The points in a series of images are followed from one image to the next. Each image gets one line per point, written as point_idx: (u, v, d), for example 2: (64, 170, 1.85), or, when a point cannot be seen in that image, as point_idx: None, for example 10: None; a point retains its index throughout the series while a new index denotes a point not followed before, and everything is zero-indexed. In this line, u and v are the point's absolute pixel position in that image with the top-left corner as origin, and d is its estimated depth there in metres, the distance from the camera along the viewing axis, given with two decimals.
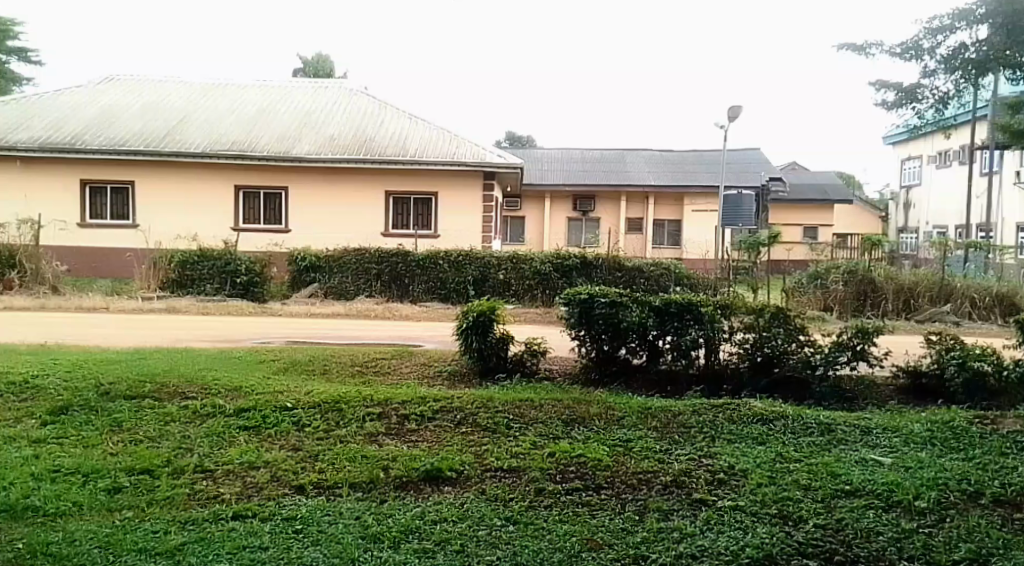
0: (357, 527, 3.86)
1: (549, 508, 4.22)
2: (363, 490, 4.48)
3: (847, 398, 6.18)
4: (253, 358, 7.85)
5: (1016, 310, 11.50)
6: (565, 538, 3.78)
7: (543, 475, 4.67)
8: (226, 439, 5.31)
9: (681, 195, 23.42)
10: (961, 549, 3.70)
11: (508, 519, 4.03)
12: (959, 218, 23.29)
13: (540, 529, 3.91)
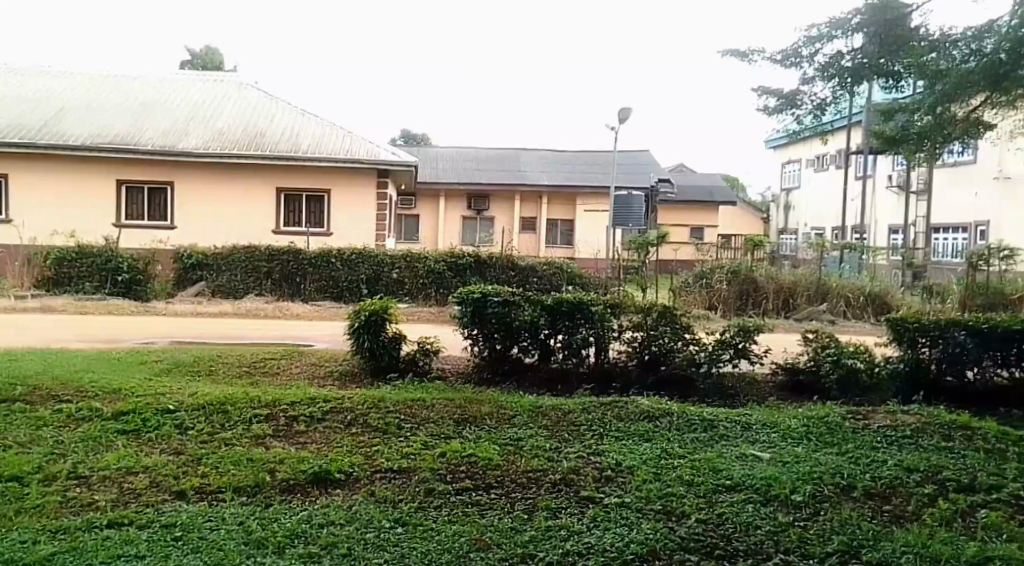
0: (240, 532, 3.48)
1: (438, 509, 3.97)
2: (247, 495, 4.07)
3: (728, 395, 6.26)
4: (133, 359, 7.20)
5: (887, 310, 12.15)
6: (453, 539, 3.55)
7: (433, 475, 4.41)
8: (102, 443, 4.77)
9: (575, 195, 23.67)
10: (834, 541, 3.74)
11: (396, 521, 3.76)
12: (836, 221, 24.66)
13: (429, 530, 3.66)
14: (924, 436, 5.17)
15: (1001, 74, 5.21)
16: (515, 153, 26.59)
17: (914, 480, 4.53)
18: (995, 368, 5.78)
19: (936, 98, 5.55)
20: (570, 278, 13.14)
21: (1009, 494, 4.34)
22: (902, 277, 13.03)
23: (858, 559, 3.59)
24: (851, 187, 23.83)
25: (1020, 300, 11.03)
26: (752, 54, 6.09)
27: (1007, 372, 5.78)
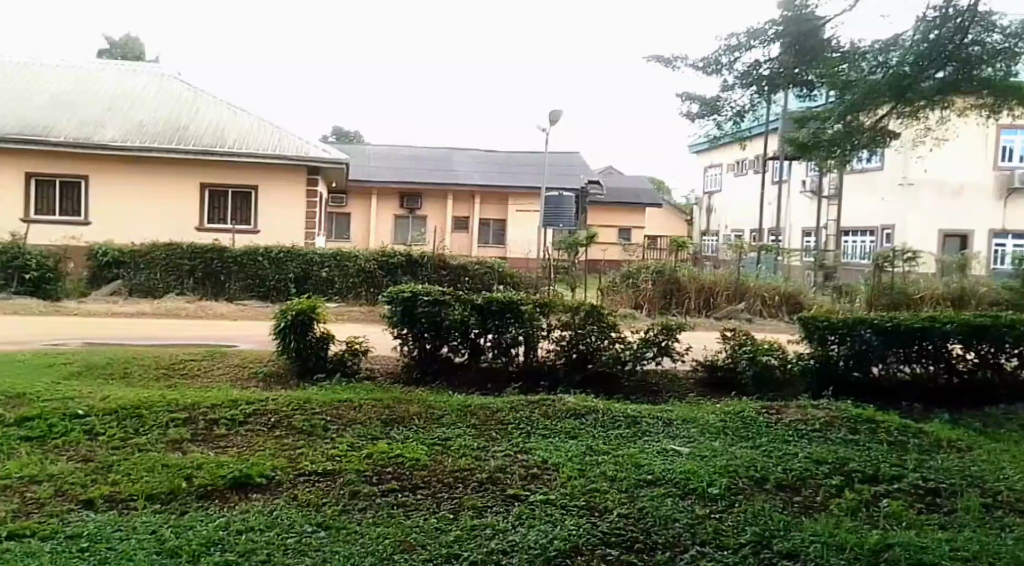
0: (152, 542, 3.36)
1: (363, 511, 3.93)
2: (160, 502, 3.93)
3: (651, 392, 6.39)
4: (41, 361, 6.85)
5: (800, 308, 12.66)
6: (377, 541, 3.52)
7: (358, 477, 4.36)
8: (4, 451, 4.51)
9: (506, 195, 23.75)
10: (747, 532, 3.88)
11: (318, 525, 3.70)
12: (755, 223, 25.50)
13: (352, 533, 3.61)
14: (833, 429, 5.40)
15: (907, 85, 5.49)
16: (447, 152, 26.49)
17: (823, 471, 4.73)
18: (898, 365, 6.07)
19: (846, 107, 5.78)
20: (502, 278, 13.07)
21: (910, 483, 4.59)
22: (815, 277, 13.59)
23: (770, 548, 3.73)
24: (767, 191, 24.72)
25: (922, 299, 11.67)
26: (676, 60, 6.22)
27: (909, 368, 6.08)
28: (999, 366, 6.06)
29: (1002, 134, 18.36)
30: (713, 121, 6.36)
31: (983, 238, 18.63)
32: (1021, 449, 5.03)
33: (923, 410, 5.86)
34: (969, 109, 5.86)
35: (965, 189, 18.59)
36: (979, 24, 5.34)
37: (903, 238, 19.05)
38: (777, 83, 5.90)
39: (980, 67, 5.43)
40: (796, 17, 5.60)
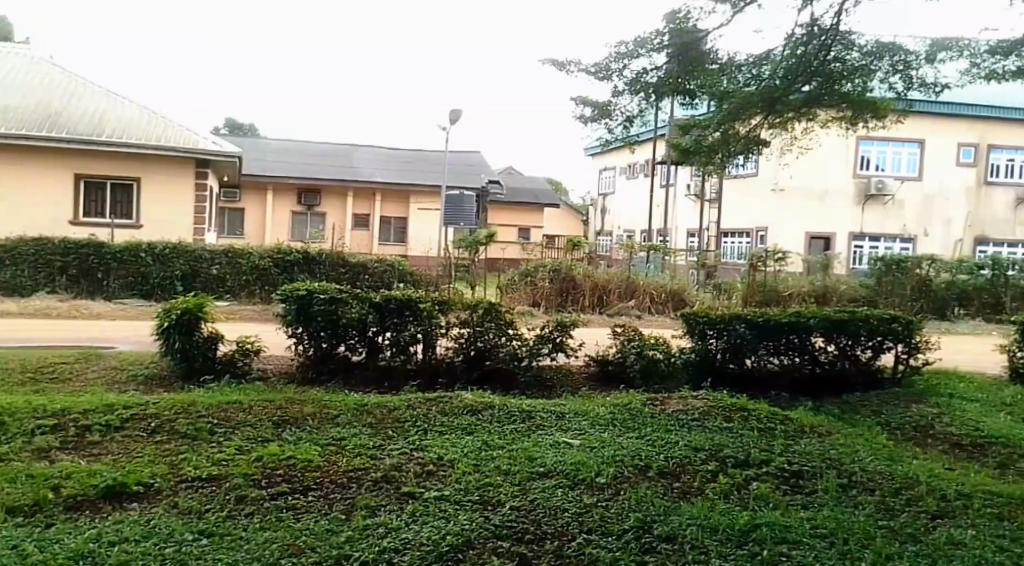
0: (13, 558, 3.20)
1: (249, 516, 3.87)
2: (25, 515, 3.74)
3: (546, 387, 6.56)
4: None
5: (683, 304, 13.20)
6: (265, 546, 3.49)
7: (245, 481, 4.28)
8: None
9: (407, 193, 23.61)
10: (631, 519, 4.08)
11: (201, 532, 3.62)
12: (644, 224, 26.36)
13: (237, 539, 3.56)
14: (712, 418, 5.74)
15: (778, 96, 5.94)
16: (346, 148, 26.05)
17: (701, 458, 5.02)
18: (768, 357, 6.49)
19: (724, 115, 6.14)
20: (402, 275, 13.02)
21: (778, 466, 4.95)
22: (699, 275, 14.23)
23: (651, 532, 3.94)
24: (655, 193, 25.55)
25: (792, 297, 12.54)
26: (570, 64, 6.41)
27: (778, 360, 6.50)
28: (855, 357, 6.59)
29: (862, 144, 20.02)
30: (606, 127, 6.39)
31: (843, 240, 20.19)
32: (874, 432, 5.52)
33: (790, 398, 6.30)
34: (832, 121, 6.36)
35: (829, 195, 20.15)
36: (840, 42, 5.78)
37: (774, 240, 20.32)
38: (663, 91, 5.97)
39: (842, 81, 5.91)
40: (679, 28, 5.69)
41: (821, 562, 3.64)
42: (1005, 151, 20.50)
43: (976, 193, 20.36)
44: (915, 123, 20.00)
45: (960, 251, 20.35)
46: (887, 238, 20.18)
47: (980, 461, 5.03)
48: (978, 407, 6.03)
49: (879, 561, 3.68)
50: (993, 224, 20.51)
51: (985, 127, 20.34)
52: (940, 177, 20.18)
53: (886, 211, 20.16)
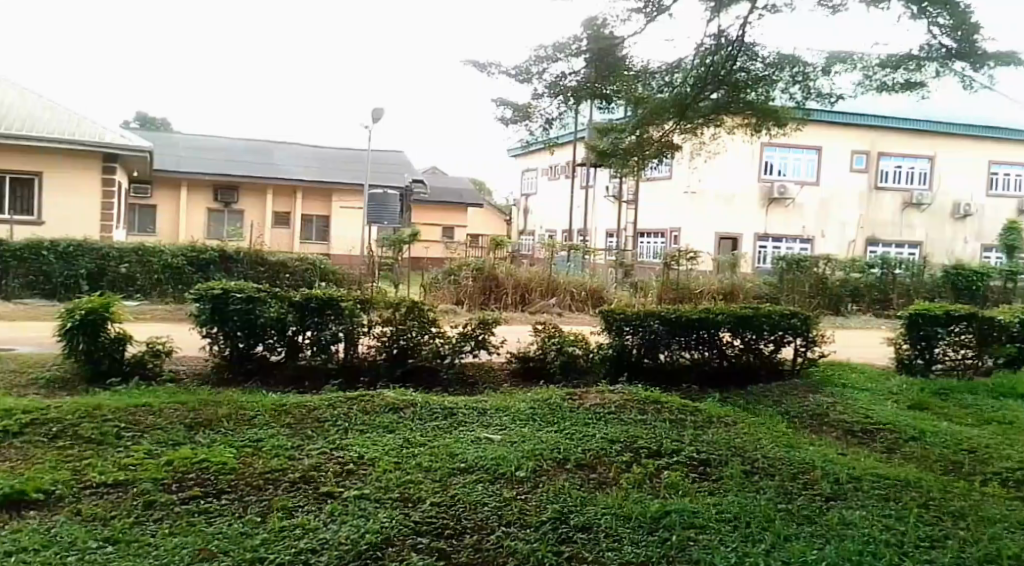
0: None
1: (159, 521, 3.82)
2: None
3: (469, 383, 6.66)
4: None
5: (603, 302, 13.58)
6: (174, 552, 3.46)
7: (154, 486, 4.22)
8: None
9: (329, 192, 23.24)
10: (548, 510, 4.22)
11: (106, 539, 3.56)
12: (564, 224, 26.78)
13: (145, 546, 3.52)
14: (627, 411, 5.96)
15: (688, 103, 6.24)
16: (265, 145, 25.45)
17: (616, 450, 5.22)
18: (680, 351, 6.78)
19: (638, 120, 6.39)
20: (323, 273, 12.86)
21: (688, 456, 5.19)
22: (618, 274, 14.58)
23: (567, 523, 4.09)
24: (576, 194, 25.98)
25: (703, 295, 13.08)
26: (490, 66, 6.52)
27: (689, 354, 6.82)
28: (759, 350, 6.95)
29: (765, 151, 21.00)
30: (526, 128, 6.48)
31: (750, 240, 21.06)
32: (776, 421, 5.86)
33: (699, 390, 6.61)
34: (739, 126, 6.72)
35: (736, 199, 20.97)
36: (746, 54, 6.08)
37: (687, 241, 21.20)
38: (581, 95, 6.17)
39: (748, 89, 6.30)
40: (597, 34, 5.81)
41: (725, 545, 3.87)
42: (894, 158, 21.74)
43: (868, 197, 21.60)
44: (813, 131, 20.96)
45: (853, 251, 21.57)
46: (789, 239, 21.24)
47: (871, 446, 5.42)
48: (869, 396, 6.48)
49: (778, 541, 3.94)
50: (882, 226, 21.87)
51: (876, 136, 21.46)
52: (836, 182, 21.31)
53: (786, 213, 21.23)
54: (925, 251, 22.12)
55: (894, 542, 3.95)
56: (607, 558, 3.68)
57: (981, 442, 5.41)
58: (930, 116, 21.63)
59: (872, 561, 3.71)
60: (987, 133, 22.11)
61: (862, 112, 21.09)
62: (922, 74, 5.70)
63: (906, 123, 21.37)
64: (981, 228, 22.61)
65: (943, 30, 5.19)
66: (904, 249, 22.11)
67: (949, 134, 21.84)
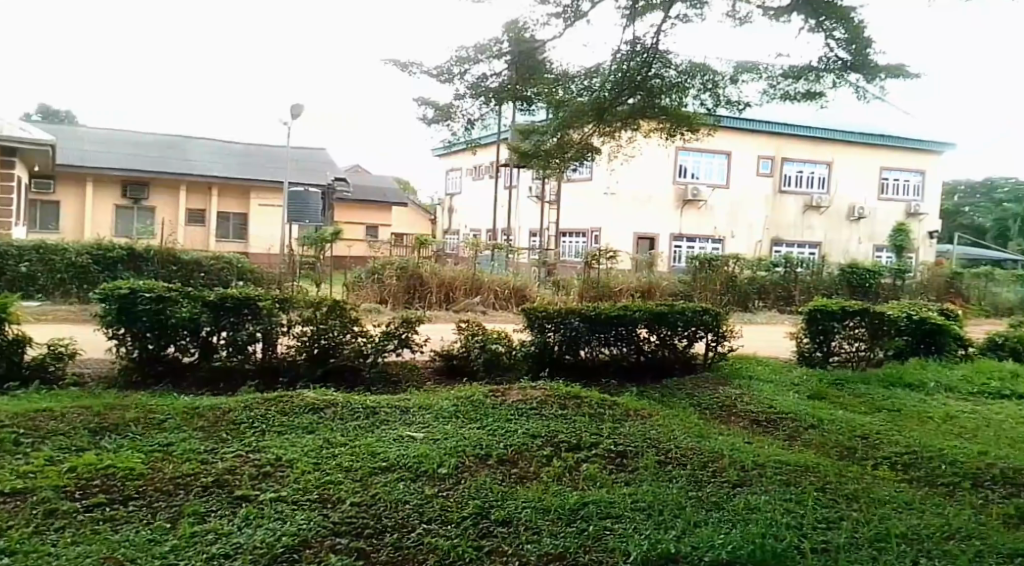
0: None
1: (60, 531, 3.74)
2: None
3: (392, 382, 6.68)
4: None
5: (526, 299, 13.77)
6: (78, 562, 3.41)
7: (56, 494, 4.12)
8: None
9: (247, 189, 22.64)
10: (469, 506, 4.33)
11: (3, 551, 3.47)
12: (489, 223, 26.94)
13: (46, 556, 3.45)
14: (548, 407, 6.13)
15: (606, 106, 6.44)
16: (179, 140, 24.60)
17: (537, 445, 5.38)
18: (600, 347, 7.02)
19: (559, 123, 6.57)
20: (240, 272, 12.59)
21: (605, 449, 5.40)
22: (541, 273, 14.78)
23: (487, 518, 4.21)
24: (500, 194, 26.19)
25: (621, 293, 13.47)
26: (412, 65, 6.58)
27: (608, 350, 7.05)
28: (673, 345, 7.27)
29: (680, 155, 21.67)
30: (448, 128, 6.53)
31: (666, 240, 21.69)
32: (688, 413, 6.15)
33: (618, 385, 6.86)
34: (653, 130, 7.00)
35: (653, 200, 21.51)
36: (659, 61, 6.32)
37: (607, 240, 21.54)
38: (503, 96, 6.28)
39: (661, 96, 6.52)
40: (517, 38, 5.89)
41: (638, 532, 4.06)
42: (796, 164, 22.98)
43: (773, 200, 22.71)
44: (723, 136, 21.92)
45: (760, 250, 22.51)
46: (701, 239, 22.04)
47: (774, 435, 5.76)
48: (773, 387, 6.87)
49: (687, 527, 4.15)
50: (786, 227, 23.06)
51: (781, 141, 22.61)
52: (744, 186, 22.30)
53: (698, 214, 22.00)
54: (823, 252, 23.41)
55: (793, 524, 4.23)
56: (526, 551, 3.81)
57: (873, 429, 5.82)
58: (828, 125, 23.03)
59: (773, 541, 3.93)
60: (879, 142, 23.65)
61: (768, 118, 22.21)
62: (821, 85, 6.10)
63: (807, 131, 22.66)
64: (875, 230, 24.11)
65: (839, 43, 5.55)
66: (805, 249, 23.32)
67: (846, 142, 23.25)
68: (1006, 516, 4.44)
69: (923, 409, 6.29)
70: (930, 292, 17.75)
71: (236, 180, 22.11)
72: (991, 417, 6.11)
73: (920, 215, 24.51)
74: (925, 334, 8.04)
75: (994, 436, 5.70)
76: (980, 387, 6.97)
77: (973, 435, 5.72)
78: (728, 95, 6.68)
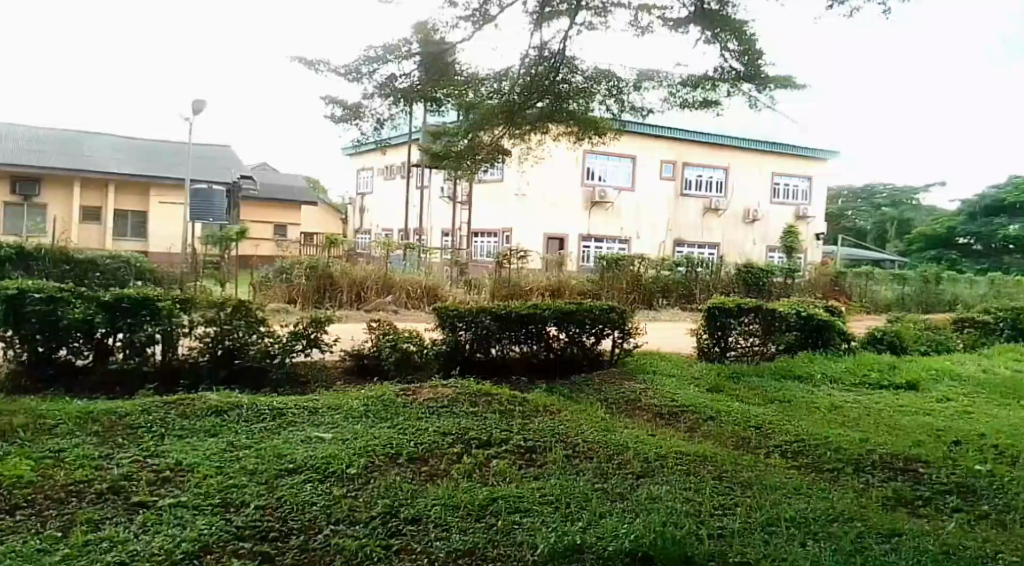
0: None
1: None
2: None
3: (300, 383, 6.59)
4: None
5: (438, 298, 13.78)
6: None
7: None
8: None
9: (146, 186, 21.74)
10: (379, 505, 4.34)
11: None
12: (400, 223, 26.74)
13: None
14: (459, 404, 6.19)
15: (515, 110, 6.63)
16: (74, 135, 23.41)
17: (448, 442, 5.43)
18: (511, 345, 7.16)
19: (469, 125, 6.74)
20: (139, 272, 12.13)
21: (515, 444, 5.51)
22: (452, 273, 14.70)
23: (397, 516, 4.24)
24: (410, 194, 26.01)
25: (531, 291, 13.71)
26: (320, 63, 6.53)
27: (519, 348, 7.19)
28: (582, 342, 7.47)
29: (588, 158, 21.98)
30: (357, 127, 6.48)
31: (574, 241, 22.04)
32: (595, 408, 6.34)
33: (528, 382, 7.00)
34: (562, 131, 7.17)
35: (562, 202, 21.80)
36: (566, 66, 6.50)
37: (518, 241, 21.84)
38: (412, 97, 6.29)
39: (569, 100, 6.77)
40: (427, 41, 5.91)
41: (545, 525, 4.16)
42: (696, 168, 23.83)
43: (675, 202, 23.51)
44: (627, 141, 22.43)
45: (664, 251, 23.24)
46: (608, 239, 22.57)
47: (675, 427, 6.01)
48: (675, 381, 7.17)
49: (593, 518, 4.28)
50: (687, 229, 23.92)
51: (681, 147, 23.44)
52: (648, 189, 22.98)
53: (605, 216, 22.49)
54: (722, 253, 24.38)
55: (692, 512, 4.42)
56: (435, 547, 3.85)
57: (765, 419, 6.16)
58: (724, 131, 24.01)
59: (673, 529, 4.09)
60: (770, 148, 24.89)
61: (670, 124, 22.93)
62: (716, 93, 6.45)
63: (705, 137, 23.57)
64: (767, 232, 25.33)
65: (733, 53, 5.85)
66: (705, 250, 24.25)
67: (741, 149, 24.33)
68: (884, 499, 4.76)
69: (811, 400, 6.70)
70: (816, 291, 18.75)
71: (134, 176, 21.19)
72: (872, 406, 6.58)
73: (808, 217, 25.94)
74: (812, 329, 8.51)
75: (874, 423, 6.14)
76: (861, 378, 7.49)
77: (856, 423, 6.14)
78: (632, 102, 6.93)
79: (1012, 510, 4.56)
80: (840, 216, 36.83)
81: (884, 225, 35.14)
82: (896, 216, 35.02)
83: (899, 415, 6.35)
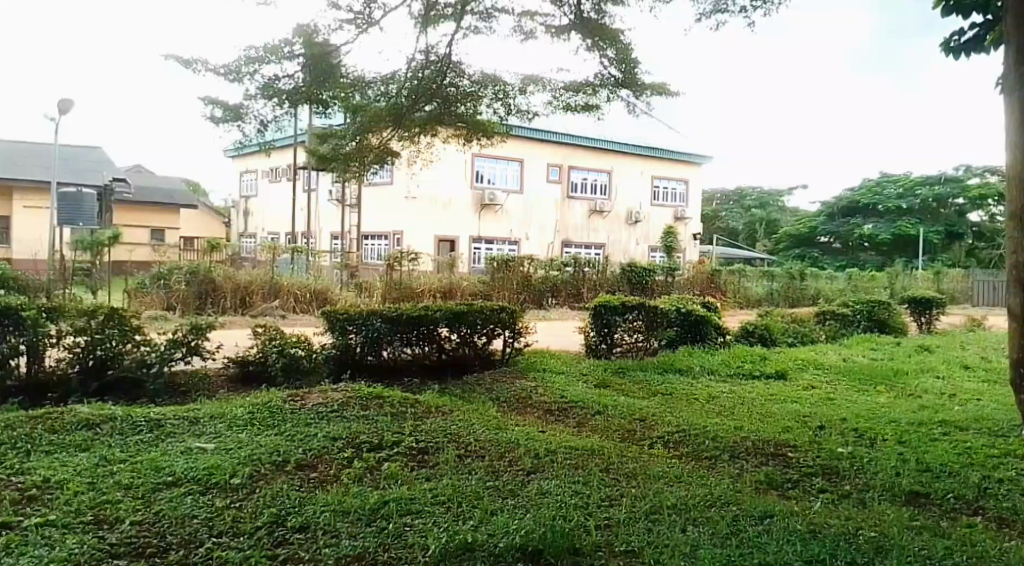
0: None
1: None
2: None
3: (179, 393, 6.38)
4: None
5: (328, 301, 13.51)
6: None
7: None
8: None
9: (9, 189, 20.38)
10: (264, 515, 4.09)
11: None
12: (288, 225, 26.03)
13: None
14: (349, 409, 6.13)
15: (402, 113, 6.82)
16: None
17: (338, 447, 5.28)
18: (402, 347, 7.21)
19: (357, 127, 6.88)
20: None
21: (407, 445, 5.43)
22: (342, 274, 14.48)
23: (283, 525, 4.00)
24: (297, 197, 25.57)
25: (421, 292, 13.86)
26: (196, 62, 6.33)
27: (408, 350, 7.25)
28: (473, 343, 7.62)
29: (475, 162, 22.12)
30: (239, 130, 6.33)
31: (465, 242, 22.09)
32: (486, 407, 6.45)
33: (419, 384, 7.07)
34: (450, 137, 7.47)
35: (450, 204, 21.79)
36: (452, 70, 6.68)
37: (408, 242, 21.49)
38: (295, 98, 6.17)
39: (456, 103, 6.99)
40: (311, 44, 5.86)
41: (437, 526, 4.00)
42: (581, 171, 24.46)
43: (562, 204, 24.07)
44: (512, 144, 22.77)
45: (551, 252, 23.74)
46: (498, 241, 22.82)
47: (564, 423, 6.19)
48: (564, 378, 7.41)
49: (483, 516, 4.17)
50: (574, 231, 24.53)
51: (565, 151, 24.00)
52: (534, 191, 23.41)
53: (494, 218, 22.73)
54: (607, 253, 25.19)
55: (580, 504, 4.44)
56: (322, 555, 3.65)
57: (650, 412, 6.45)
58: (606, 137, 24.79)
59: (563, 522, 4.08)
60: (648, 153, 25.85)
61: (553, 129, 23.46)
62: (596, 99, 7.08)
63: (586, 142, 24.22)
64: (649, 232, 26.27)
65: (611, 61, 6.41)
66: (591, 250, 24.99)
67: (619, 154, 25.25)
68: (756, 483, 5.04)
69: (690, 392, 7.08)
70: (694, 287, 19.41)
71: None
72: (746, 395, 7.02)
73: (686, 219, 27.13)
74: (689, 325, 8.95)
75: (748, 411, 6.56)
76: (736, 369, 7.97)
77: (730, 412, 6.53)
78: (517, 104, 7.24)
79: (870, 489, 4.93)
80: (713, 217, 38.47)
81: (754, 225, 37.22)
82: (764, 217, 36.81)
83: (771, 403, 6.80)
